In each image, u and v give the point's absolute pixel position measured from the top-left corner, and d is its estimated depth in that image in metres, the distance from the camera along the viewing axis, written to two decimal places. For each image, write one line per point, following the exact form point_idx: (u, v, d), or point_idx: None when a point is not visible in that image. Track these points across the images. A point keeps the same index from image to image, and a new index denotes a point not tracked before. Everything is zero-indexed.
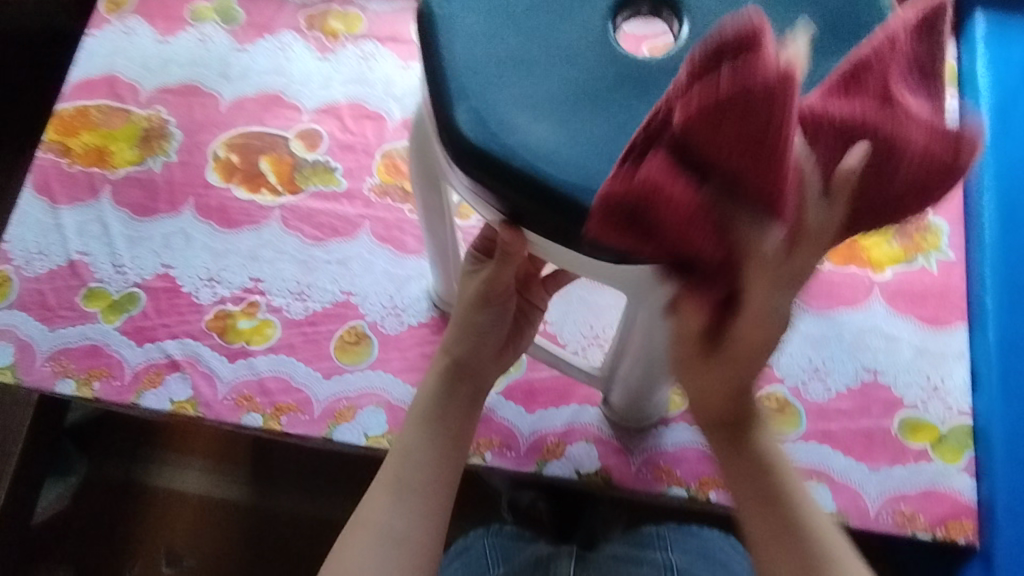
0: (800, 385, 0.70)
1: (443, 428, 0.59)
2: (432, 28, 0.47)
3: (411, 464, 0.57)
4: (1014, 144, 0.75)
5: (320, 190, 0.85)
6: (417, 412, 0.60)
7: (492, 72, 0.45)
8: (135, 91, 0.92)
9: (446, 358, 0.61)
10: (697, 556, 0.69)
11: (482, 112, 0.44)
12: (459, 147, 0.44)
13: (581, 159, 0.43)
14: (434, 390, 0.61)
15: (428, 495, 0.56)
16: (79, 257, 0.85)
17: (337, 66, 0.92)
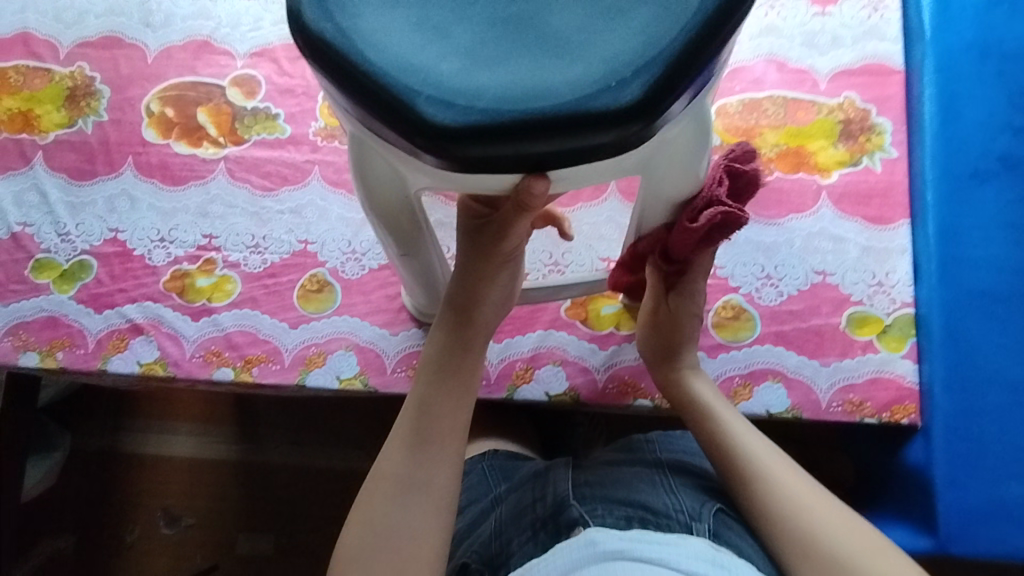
0: (754, 292, 0.73)
1: (454, 382, 0.57)
2: (327, 14, 0.38)
3: (429, 417, 0.56)
4: (951, 36, 0.75)
5: (264, 138, 0.83)
6: (427, 364, 0.58)
7: (395, 21, 0.39)
8: (54, 47, 0.87)
9: (450, 309, 0.58)
10: (682, 452, 0.70)
11: (425, 86, 0.37)
12: (433, 127, 0.36)
13: (567, 78, 0.37)
14: (444, 340, 0.58)
15: (446, 444, 0.55)
16: (21, 228, 0.82)
17: (266, 5, 0.87)
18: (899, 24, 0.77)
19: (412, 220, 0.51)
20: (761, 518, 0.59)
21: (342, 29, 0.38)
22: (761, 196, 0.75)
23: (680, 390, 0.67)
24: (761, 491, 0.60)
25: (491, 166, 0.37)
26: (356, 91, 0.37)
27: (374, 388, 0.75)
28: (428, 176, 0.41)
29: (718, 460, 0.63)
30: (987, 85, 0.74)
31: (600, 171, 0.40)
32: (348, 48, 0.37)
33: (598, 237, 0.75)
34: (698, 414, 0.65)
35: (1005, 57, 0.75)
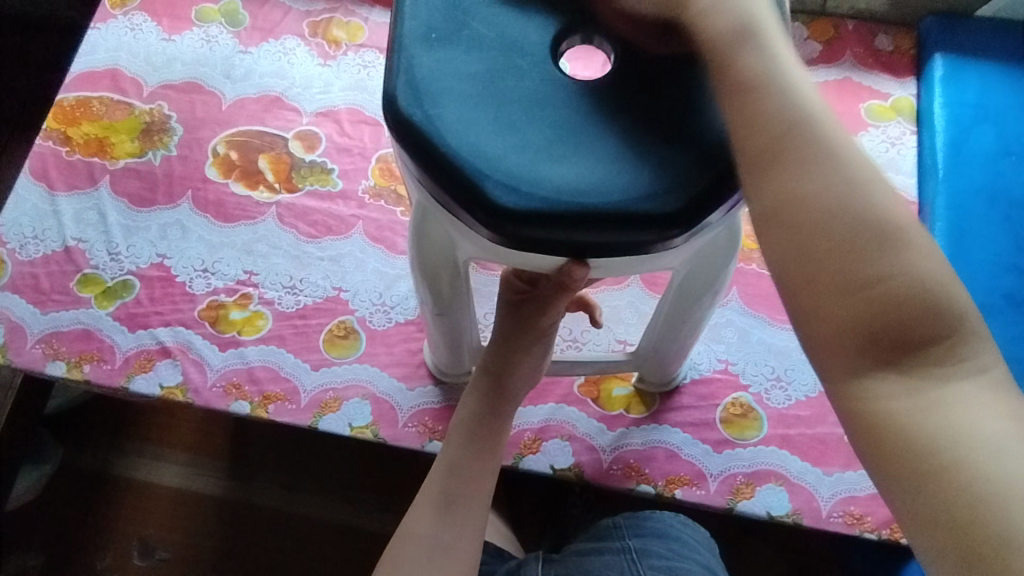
0: (763, 393, 0.76)
1: (483, 448, 0.60)
2: (417, 102, 0.43)
3: (457, 480, 0.58)
4: (963, 178, 0.80)
5: (316, 190, 0.89)
6: (457, 429, 0.61)
7: (475, 113, 0.43)
8: (138, 85, 0.95)
9: (485, 375, 0.61)
10: (653, 536, 0.69)
11: (496, 172, 0.41)
12: (500, 213, 0.41)
13: (620, 181, 0.42)
14: (475, 405, 0.61)
15: (471, 507, 0.58)
16: (75, 243, 0.87)
17: (338, 72, 0.95)
18: (914, 162, 0.84)
19: (456, 284, 0.55)
20: (841, 331, 0.36)
21: (429, 117, 0.43)
22: (774, 301, 0.79)
23: (759, 130, 0.39)
24: (885, 298, 0.35)
25: (545, 250, 0.42)
26: (432, 170, 0.42)
27: (384, 439, 0.77)
28: (482, 252, 0.46)
29: (788, 240, 0.37)
30: (994, 228, 0.78)
31: (639, 265, 0.45)
32: (432, 133, 0.42)
33: (617, 319, 0.79)
34: (854, 249, 0.36)
35: (1013, 203, 0.79)
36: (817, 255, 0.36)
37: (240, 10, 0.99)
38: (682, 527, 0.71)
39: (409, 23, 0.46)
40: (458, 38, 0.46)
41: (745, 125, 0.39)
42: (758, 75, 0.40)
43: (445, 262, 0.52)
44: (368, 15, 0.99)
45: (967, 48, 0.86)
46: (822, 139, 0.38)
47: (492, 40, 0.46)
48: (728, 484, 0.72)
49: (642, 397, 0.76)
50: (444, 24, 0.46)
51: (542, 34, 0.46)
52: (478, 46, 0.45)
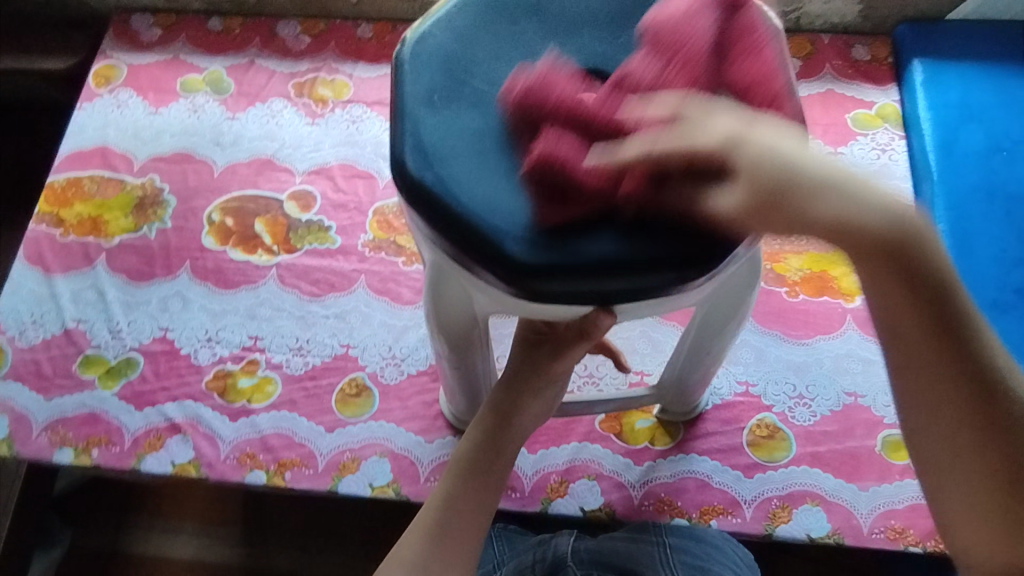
0: (787, 412, 0.74)
1: (483, 481, 0.56)
2: (427, 166, 0.43)
3: (452, 511, 0.55)
4: (958, 177, 0.80)
5: (316, 248, 0.88)
6: (459, 460, 0.58)
7: (487, 170, 0.42)
8: (128, 160, 0.95)
9: (493, 415, 0.57)
10: (688, 537, 0.66)
11: (515, 229, 0.41)
12: (521, 271, 0.40)
13: (639, 223, 0.41)
14: (479, 439, 0.57)
15: (465, 541, 0.55)
16: (75, 324, 0.85)
17: (327, 129, 0.96)
18: (906, 164, 0.85)
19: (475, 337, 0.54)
20: (950, 436, 0.43)
21: (441, 179, 0.42)
22: (786, 316, 0.79)
23: (921, 324, 0.41)
24: (991, 410, 0.41)
25: (567, 300, 0.41)
26: (448, 230, 0.42)
27: (407, 497, 0.75)
28: (500, 306, 0.46)
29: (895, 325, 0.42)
30: (998, 224, 0.78)
31: (661, 305, 0.45)
32: (445, 194, 0.42)
33: (632, 351, 0.78)
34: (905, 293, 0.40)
35: (1010, 197, 0.79)
36: (933, 379, 0.42)
37: (225, 78, 1.00)
38: (721, 538, 0.67)
39: (410, 84, 0.46)
40: (463, 95, 0.45)
41: (908, 325, 0.41)
42: (906, 234, 0.39)
43: (460, 317, 0.51)
44: (352, 71, 1.00)
45: (943, 51, 0.88)
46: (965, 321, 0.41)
47: (498, 92, 0.45)
48: (764, 510, 0.70)
49: (665, 428, 0.75)
50: (445, 82, 0.45)
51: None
52: (482, 102, 0.45)
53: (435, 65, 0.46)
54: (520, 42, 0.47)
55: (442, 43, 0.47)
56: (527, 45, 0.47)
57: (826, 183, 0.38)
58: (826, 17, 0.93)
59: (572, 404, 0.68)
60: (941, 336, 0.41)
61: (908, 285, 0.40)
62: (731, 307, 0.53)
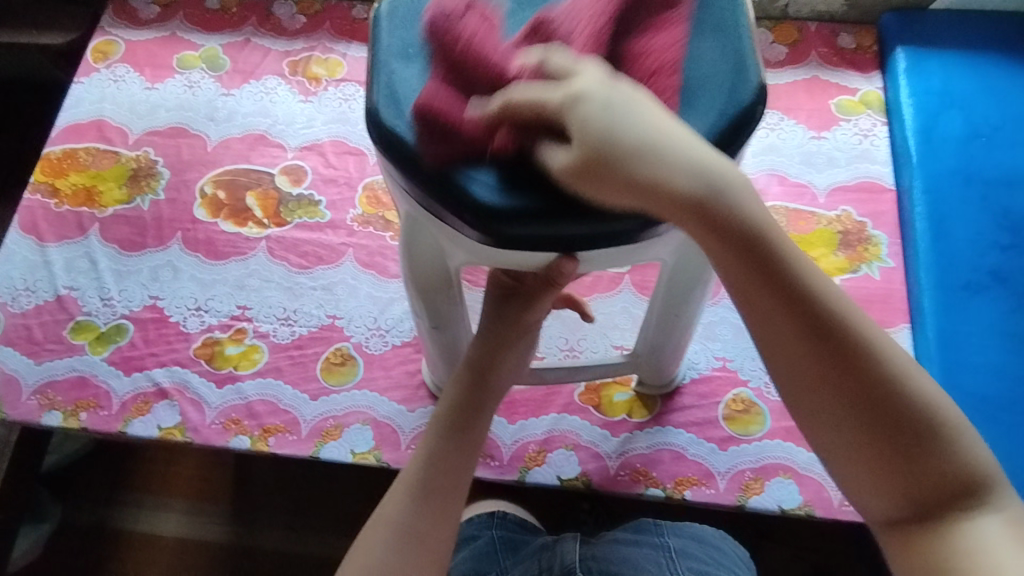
0: (763, 387, 0.76)
1: (463, 440, 0.57)
2: (399, 114, 0.46)
3: (435, 470, 0.56)
4: (937, 162, 0.82)
5: (305, 222, 0.90)
6: (439, 420, 0.58)
7: None
8: (124, 133, 0.97)
9: (468, 370, 0.59)
10: (690, 538, 0.71)
11: (479, 173, 0.44)
12: (484, 213, 0.43)
13: None
14: (459, 399, 0.58)
15: (449, 499, 0.56)
16: (67, 292, 0.87)
17: (319, 107, 0.97)
18: (888, 149, 0.86)
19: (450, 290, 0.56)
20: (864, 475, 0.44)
21: (412, 126, 0.45)
22: None
23: (795, 326, 0.42)
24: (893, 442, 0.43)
25: (527, 244, 0.44)
26: (416, 175, 0.45)
27: (388, 463, 0.76)
28: (468, 254, 0.49)
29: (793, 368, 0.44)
30: (973, 208, 0.80)
31: (620, 256, 0.48)
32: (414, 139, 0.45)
33: (613, 326, 0.79)
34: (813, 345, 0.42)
35: (987, 182, 0.81)
36: (838, 416, 0.43)
37: (220, 55, 1.02)
38: (718, 537, 0.72)
39: (386, 38, 0.49)
40: (436, 49, 0.48)
41: (784, 330, 0.42)
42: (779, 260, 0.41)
43: (433, 269, 0.53)
44: (346, 51, 1.01)
45: (925, 41, 0.89)
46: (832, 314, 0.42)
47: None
48: (737, 482, 0.72)
49: (643, 401, 0.76)
50: (420, 34, 0.49)
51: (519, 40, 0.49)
52: None
53: (411, 19, 0.49)
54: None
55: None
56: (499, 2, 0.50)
57: (668, 152, 0.39)
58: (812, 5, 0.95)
59: (551, 371, 0.70)
60: (812, 329, 0.42)
61: (787, 304, 0.42)
62: (701, 267, 0.55)
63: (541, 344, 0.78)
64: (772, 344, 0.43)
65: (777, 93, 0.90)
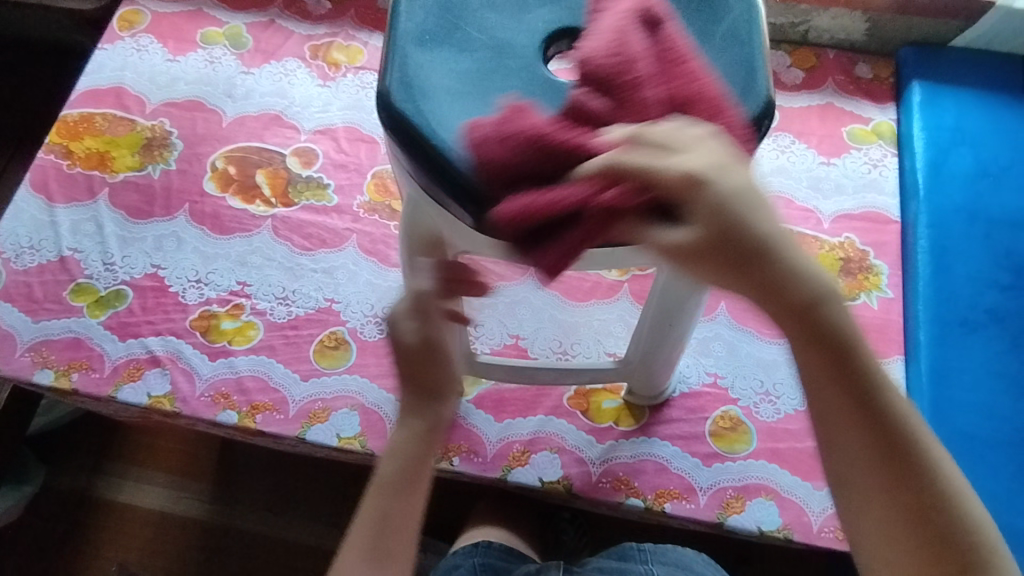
0: (752, 407, 0.76)
1: (408, 494, 0.54)
2: (409, 99, 0.48)
3: (387, 531, 0.53)
4: (943, 197, 0.83)
5: (312, 204, 0.90)
6: (382, 476, 0.55)
7: (464, 109, 0.48)
8: (141, 103, 0.97)
9: (420, 419, 0.55)
10: (675, 565, 0.71)
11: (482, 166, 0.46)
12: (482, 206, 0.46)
13: None
14: (402, 443, 0.55)
15: (398, 558, 0.53)
16: (71, 253, 0.87)
17: (336, 93, 0.98)
18: (896, 181, 0.87)
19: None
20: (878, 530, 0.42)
21: (420, 112, 0.47)
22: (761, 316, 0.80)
23: (835, 379, 0.41)
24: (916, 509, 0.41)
25: None
26: (424, 163, 0.47)
27: (372, 450, 0.77)
28: (466, 243, 0.52)
29: (839, 425, 0.42)
30: (974, 245, 0.80)
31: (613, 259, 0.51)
32: (423, 127, 0.47)
33: (607, 333, 0.79)
34: (849, 395, 0.41)
35: (991, 222, 0.81)
36: (871, 476, 0.42)
37: (244, 33, 1.03)
38: (704, 563, 0.72)
39: (405, 24, 0.51)
40: (451, 40, 0.51)
41: (824, 380, 0.41)
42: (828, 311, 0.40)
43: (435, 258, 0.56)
44: (368, 39, 1.02)
45: (943, 76, 0.90)
46: (850, 349, 0.41)
47: (484, 41, 0.51)
48: (718, 498, 0.71)
49: (630, 410, 0.76)
50: (436, 26, 0.51)
51: (530, 37, 0.51)
52: (466, 51, 0.50)
53: (431, 9, 0.52)
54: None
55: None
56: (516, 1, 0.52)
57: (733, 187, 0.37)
58: (833, 32, 0.95)
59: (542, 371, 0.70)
60: (851, 394, 0.41)
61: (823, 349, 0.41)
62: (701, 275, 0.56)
63: (535, 345, 0.79)
64: (828, 417, 0.42)
65: (791, 117, 0.91)
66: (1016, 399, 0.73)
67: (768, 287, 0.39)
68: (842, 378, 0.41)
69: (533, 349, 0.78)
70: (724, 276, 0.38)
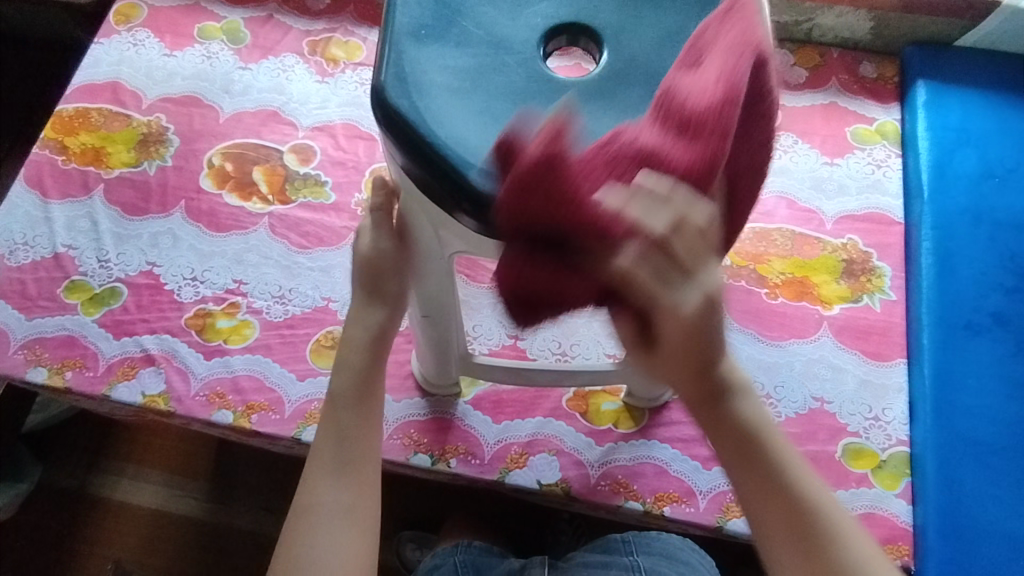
0: None
1: (364, 409, 0.61)
2: (404, 94, 0.47)
3: (348, 442, 0.59)
4: (947, 199, 0.82)
5: (309, 202, 0.89)
6: (335, 395, 0.61)
7: (461, 105, 0.47)
8: (138, 98, 0.96)
9: (368, 336, 0.61)
10: (661, 556, 0.70)
11: (479, 161, 0.45)
12: (481, 203, 0.45)
13: None
14: (357, 365, 0.61)
15: (365, 464, 0.60)
16: (65, 250, 0.86)
17: (334, 89, 0.97)
18: (899, 182, 0.86)
19: (444, 272, 0.57)
20: None
21: (414, 107, 0.46)
22: (762, 317, 0.79)
23: (744, 462, 0.51)
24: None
25: None
26: (418, 158, 0.46)
27: None
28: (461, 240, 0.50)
29: (757, 498, 0.51)
30: (980, 248, 0.79)
31: None
32: (418, 120, 0.46)
33: (606, 334, 0.79)
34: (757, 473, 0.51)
35: (996, 223, 0.80)
36: (779, 540, 0.51)
37: (242, 28, 1.01)
38: (689, 551, 0.72)
39: (401, 19, 0.50)
40: (448, 36, 0.50)
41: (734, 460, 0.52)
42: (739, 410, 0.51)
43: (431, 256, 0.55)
44: (367, 35, 1.01)
45: (949, 76, 0.89)
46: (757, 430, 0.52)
47: (481, 39, 0.50)
48: (718, 502, 0.71)
49: (631, 412, 0.75)
50: (433, 21, 0.50)
51: (530, 35, 0.50)
52: (463, 48, 0.49)
53: (427, 5, 0.51)
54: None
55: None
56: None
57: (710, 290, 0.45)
58: (837, 30, 0.94)
59: (544, 372, 0.69)
60: (753, 467, 0.51)
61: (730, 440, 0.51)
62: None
63: (533, 346, 0.78)
64: (746, 492, 0.52)
65: (794, 116, 0.90)
66: (1020, 404, 0.72)
67: (710, 366, 0.48)
68: (746, 454, 0.51)
69: (532, 350, 0.78)
70: (676, 368, 0.48)
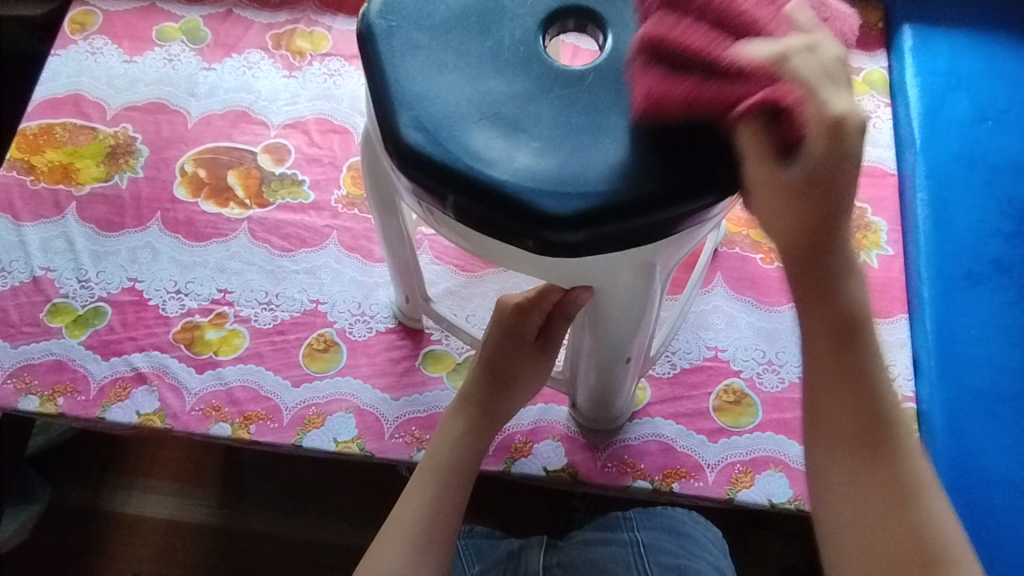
0: (755, 377, 0.74)
1: (458, 478, 0.62)
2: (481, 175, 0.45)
3: (429, 512, 0.60)
4: (941, 146, 0.79)
5: (288, 203, 0.87)
6: (432, 461, 0.63)
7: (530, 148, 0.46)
8: (102, 109, 0.93)
9: (467, 405, 0.66)
10: (661, 530, 0.70)
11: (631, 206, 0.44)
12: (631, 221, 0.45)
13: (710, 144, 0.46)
14: (459, 435, 0.64)
15: (436, 538, 0.59)
16: (44, 272, 0.84)
17: (303, 83, 0.94)
18: (891, 133, 0.83)
19: (631, 300, 0.53)
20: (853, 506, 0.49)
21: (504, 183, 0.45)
22: (761, 285, 0.79)
23: (837, 360, 0.49)
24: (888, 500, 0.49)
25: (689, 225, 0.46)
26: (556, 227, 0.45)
27: (371, 452, 0.75)
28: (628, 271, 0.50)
29: (841, 399, 0.49)
30: (978, 194, 0.77)
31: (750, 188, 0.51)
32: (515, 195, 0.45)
33: None
34: (847, 372, 0.49)
35: (992, 167, 0.78)
36: (842, 442, 0.50)
37: (202, 27, 0.98)
38: (693, 524, 0.72)
39: (406, 116, 0.47)
40: (457, 98, 0.47)
41: (829, 361, 0.49)
42: (847, 307, 0.48)
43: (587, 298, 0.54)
44: (331, 24, 0.98)
45: (934, 18, 0.86)
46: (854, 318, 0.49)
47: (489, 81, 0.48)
48: (726, 474, 0.70)
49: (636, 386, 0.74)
50: (486, 130, 0.46)
51: (484, 50, 0.49)
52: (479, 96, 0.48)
53: (414, 86, 0.48)
54: (477, 24, 0.50)
55: (402, 57, 0.49)
56: (491, 50, 0.49)
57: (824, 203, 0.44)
58: None
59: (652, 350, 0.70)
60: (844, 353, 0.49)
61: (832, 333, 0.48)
62: None
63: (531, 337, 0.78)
64: (823, 388, 0.50)
65: None
66: None
67: (840, 188, 0.44)
68: (841, 343, 0.49)
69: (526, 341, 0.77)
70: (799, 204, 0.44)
